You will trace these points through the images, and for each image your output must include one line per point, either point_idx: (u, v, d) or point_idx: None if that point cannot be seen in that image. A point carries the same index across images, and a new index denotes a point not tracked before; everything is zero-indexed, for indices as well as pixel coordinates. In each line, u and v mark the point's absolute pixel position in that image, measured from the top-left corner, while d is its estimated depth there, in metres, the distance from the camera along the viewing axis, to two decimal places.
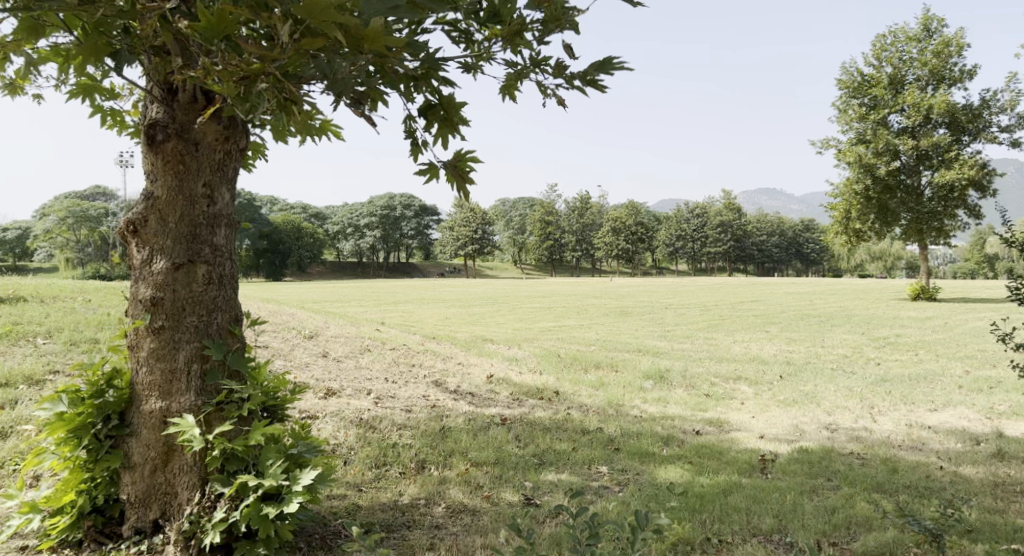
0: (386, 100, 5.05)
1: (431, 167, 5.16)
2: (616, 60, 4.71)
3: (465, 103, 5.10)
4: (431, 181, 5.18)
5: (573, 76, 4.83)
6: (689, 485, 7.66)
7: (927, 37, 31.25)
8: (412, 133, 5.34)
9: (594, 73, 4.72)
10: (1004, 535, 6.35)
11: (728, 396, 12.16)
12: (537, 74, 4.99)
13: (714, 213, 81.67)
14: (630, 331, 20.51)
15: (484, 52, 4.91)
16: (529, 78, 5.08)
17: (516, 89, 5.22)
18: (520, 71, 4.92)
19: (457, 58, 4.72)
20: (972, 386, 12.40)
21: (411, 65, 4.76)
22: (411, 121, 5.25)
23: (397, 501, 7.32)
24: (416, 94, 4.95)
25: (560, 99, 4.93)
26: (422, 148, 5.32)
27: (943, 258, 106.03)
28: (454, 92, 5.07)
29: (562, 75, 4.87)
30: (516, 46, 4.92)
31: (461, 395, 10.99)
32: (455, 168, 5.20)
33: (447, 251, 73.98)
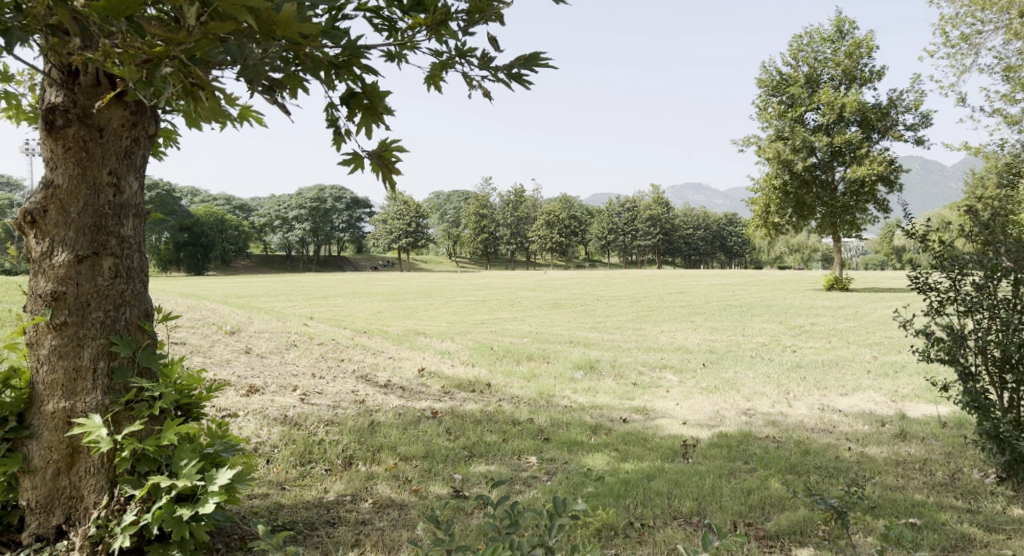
0: (306, 87, 4.94)
1: (356, 156, 5.05)
2: (543, 54, 4.72)
3: (389, 92, 5.01)
4: (354, 171, 5.08)
5: (498, 68, 4.83)
6: (614, 472, 7.76)
7: (840, 39, 32.45)
8: (335, 122, 5.23)
9: (518, 67, 4.73)
10: (904, 510, 6.63)
11: (654, 384, 12.37)
12: (463, 65, 4.96)
13: (644, 207, 82.97)
14: (562, 323, 20.65)
15: (407, 40, 4.84)
16: (454, 69, 5.05)
17: (441, 78, 5.16)
18: (443, 61, 4.90)
19: (380, 46, 4.63)
20: (879, 371, 12.97)
21: (332, 51, 4.64)
22: (333, 110, 5.12)
23: (323, 498, 7.20)
24: (337, 82, 4.85)
25: (486, 90, 4.92)
26: (345, 137, 5.22)
27: (855, 252, 110.79)
28: (378, 80, 4.97)
29: (488, 67, 4.86)
30: (441, 36, 4.87)
31: (390, 390, 10.86)
32: (380, 160, 5.12)
33: (379, 246, 73.20)
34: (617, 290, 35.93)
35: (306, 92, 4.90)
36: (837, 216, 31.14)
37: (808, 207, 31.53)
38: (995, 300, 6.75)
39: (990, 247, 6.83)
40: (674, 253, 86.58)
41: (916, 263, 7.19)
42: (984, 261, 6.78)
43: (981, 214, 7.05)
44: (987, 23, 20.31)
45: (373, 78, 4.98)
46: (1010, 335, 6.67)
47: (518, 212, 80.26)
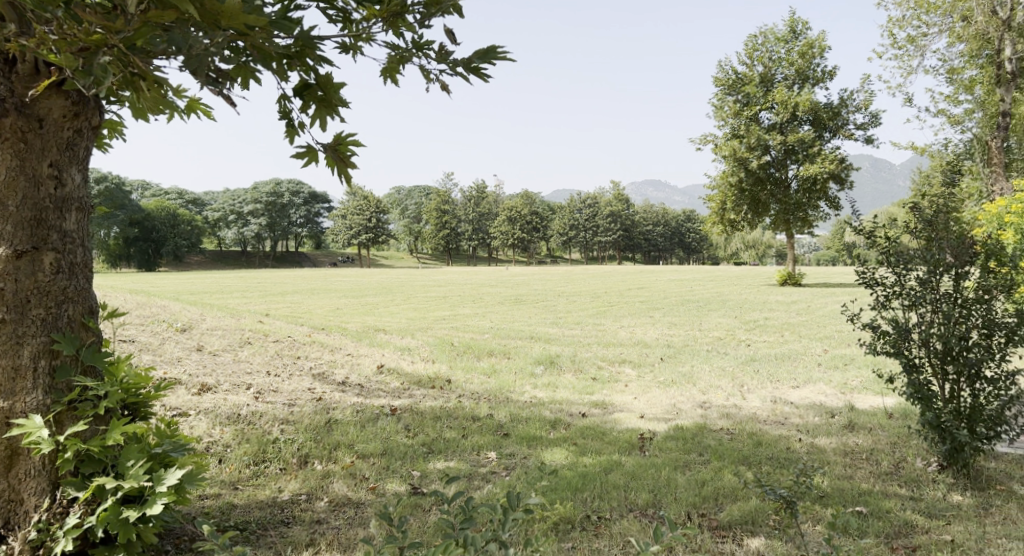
0: (258, 78, 4.84)
1: (310, 149, 4.96)
2: (500, 49, 4.69)
3: (343, 83, 4.93)
4: (309, 164, 5.00)
5: (455, 61, 4.79)
6: (572, 465, 7.78)
7: (793, 39, 32.96)
8: (288, 114, 5.13)
9: (475, 61, 4.71)
10: (851, 499, 6.76)
11: (613, 378, 12.44)
12: (419, 58, 4.92)
13: (605, 203, 83.56)
14: (522, 318, 20.65)
15: (362, 32, 4.78)
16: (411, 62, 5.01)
17: (397, 70, 5.09)
18: (400, 54, 4.85)
19: (334, 37, 4.55)
20: (830, 364, 13.22)
21: (284, 42, 4.55)
22: (286, 102, 5.03)
23: (277, 497, 7.10)
24: (290, 73, 4.76)
25: (443, 83, 4.90)
26: (298, 129, 5.12)
27: (807, 248, 112.92)
28: (332, 71, 4.89)
29: (445, 60, 4.83)
30: (397, 28, 4.83)
31: (348, 387, 10.74)
32: (336, 153, 5.03)
33: (338, 242, 72.43)
34: (577, 285, 36.07)
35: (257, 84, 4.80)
36: (790, 212, 31.68)
37: (763, 204, 31.98)
38: (938, 295, 6.94)
39: (933, 243, 7.01)
40: (635, 248, 87.30)
41: (863, 258, 7.35)
42: (926, 257, 6.97)
43: (924, 210, 7.22)
44: (932, 26, 20.83)
45: (327, 69, 4.90)
46: (952, 328, 6.84)
47: (479, 208, 80.11)
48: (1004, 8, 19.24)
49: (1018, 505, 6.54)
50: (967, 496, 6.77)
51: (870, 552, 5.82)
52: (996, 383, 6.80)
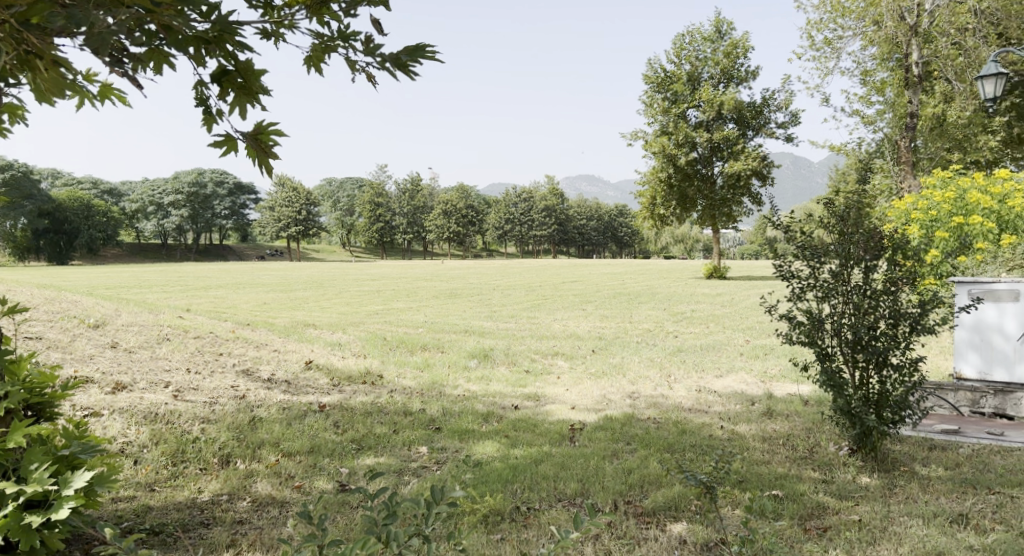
0: (173, 63, 4.64)
1: (228, 138, 4.77)
2: (429, 46, 4.61)
3: (264, 71, 4.76)
4: (227, 153, 4.81)
5: (381, 55, 4.69)
6: (504, 458, 7.76)
7: (718, 39, 33.62)
8: (205, 101, 4.93)
9: (402, 55, 4.63)
10: (769, 483, 6.92)
11: (546, 371, 12.49)
12: (345, 49, 4.79)
13: (540, 198, 83.96)
14: (456, 312, 20.55)
15: (286, 20, 4.64)
16: (336, 52, 4.88)
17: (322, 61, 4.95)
18: (324, 44, 4.74)
19: (254, 23, 4.40)
20: (751, 353, 13.58)
21: (199, 26, 4.37)
22: (203, 88, 4.83)
23: (196, 499, 6.87)
24: (208, 59, 4.56)
25: (370, 75, 4.79)
26: (216, 117, 4.93)
27: (732, 241, 115.98)
28: (252, 58, 4.72)
29: (372, 53, 4.73)
30: (322, 17, 4.70)
31: (274, 384, 10.47)
32: (256, 143, 4.85)
33: (266, 235, 70.82)
34: (511, 279, 36.08)
35: (171, 69, 4.60)
36: (716, 208, 32.56)
37: (690, 200, 32.60)
38: (849, 287, 7.17)
39: (845, 238, 7.25)
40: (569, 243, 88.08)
41: (779, 252, 7.53)
42: (839, 251, 7.19)
43: (837, 206, 7.46)
44: (846, 30, 21.54)
45: (246, 55, 4.73)
46: (861, 318, 7.08)
47: (412, 201, 79.46)
48: (912, 14, 20.14)
49: (920, 485, 6.80)
50: (874, 478, 7.01)
51: (785, 535, 5.98)
52: (902, 370, 7.05)
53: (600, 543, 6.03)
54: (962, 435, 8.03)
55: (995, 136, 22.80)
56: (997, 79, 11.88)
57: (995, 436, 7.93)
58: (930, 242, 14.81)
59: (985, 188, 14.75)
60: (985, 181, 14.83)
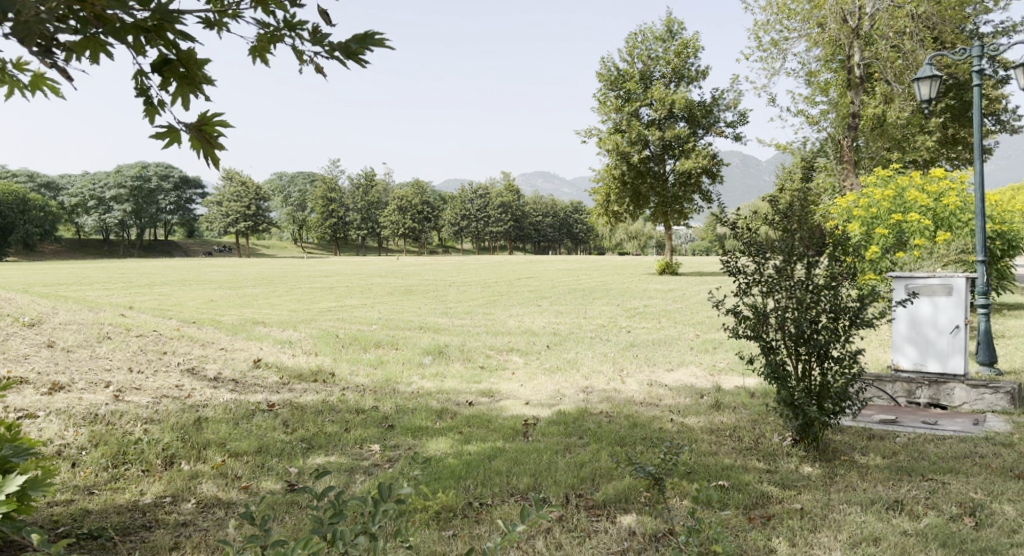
0: (111, 54, 4.52)
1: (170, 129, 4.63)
2: (378, 34, 4.56)
3: (208, 60, 4.65)
4: (170, 144, 4.69)
5: (329, 44, 4.62)
6: (456, 454, 7.73)
7: (669, 38, 33.93)
8: (146, 92, 4.80)
9: (351, 44, 4.57)
10: (717, 474, 7.02)
11: (500, 366, 12.49)
12: (292, 38, 4.72)
13: (496, 194, 83.80)
14: (410, 309, 20.43)
15: (231, 9, 4.55)
16: (283, 43, 4.80)
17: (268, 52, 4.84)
18: (271, 34, 4.66)
19: (197, 10, 4.30)
20: (701, 347, 13.78)
21: (139, 14, 4.25)
22: (144, 78, 4.70)
23: (138, 501, 6.71)
24: (149, 49, 4.44)
25: (318, 66, 4.73)
26: (158, 108, 4.80)
27: (684, 238, 117.23)
28: (195, 47, 4.61)
29: (320, 43, 4.65)
30: (268, 6, 4.62)
31: (220, 383, 10.26)
32: (200, 134, 4.71)
33: (213, 230, 69.38)
34: (465, 275, 35.99)
35: (109, 58, 4.47)
36: (668, 205, 32.98)
37: (643, 197, 32.94)
38: (793, 282, 7.29)
39: (789, 235, 7.37)
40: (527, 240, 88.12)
41: (726, 248, 7.61)
42: (783, 247, 7.32)
43: (781, 204, 7.58)
44: (792, 31, 21.97)
45: (188, 45, 4.61)
46: (804, 312, 7.21)
47: (366, 196, 78.68)
48: (853, 17, 20.79)
49: (859, 473, 6.96)
50: (816, 467, 7.16)
51: (731, 524, 6.07)
52: (843, 362, 7.20)
53: (551, 536, 6.05)
54: (898, 425, 8.26)
55: (930, 137, 23.63)
56: (932, 81, 12.21)
57: (930, 426, 8.16)
58: (870, 239, 15.21)
59: (921, 187, 15.18)
60: (921, 180, 15.25)
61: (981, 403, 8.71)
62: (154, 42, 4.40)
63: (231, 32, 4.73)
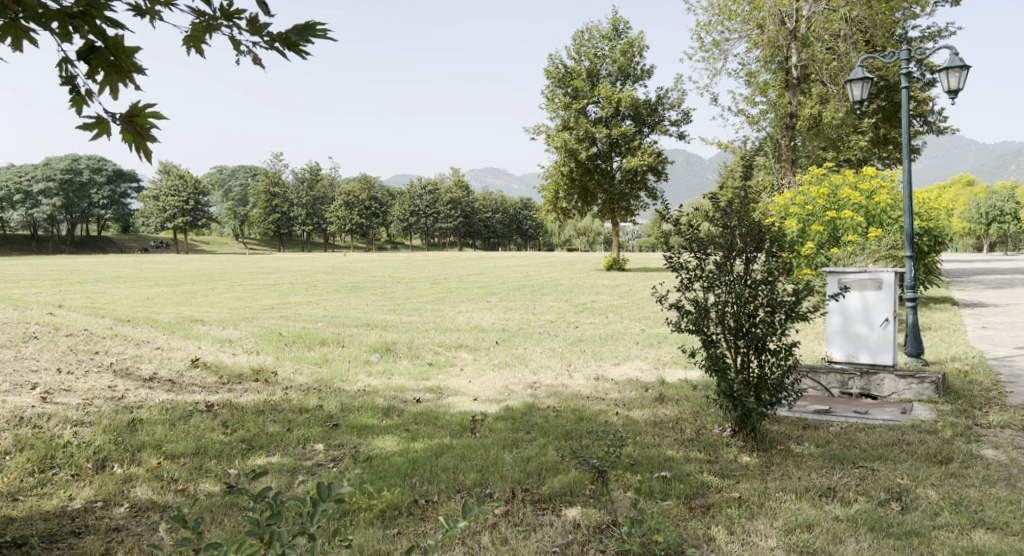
0: (35, 41, 4.36)
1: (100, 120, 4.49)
2: (319, 24, 4.48)
3: (137, 48, 4.52)
4: (98, 135, 4.55)
5: (269, 34, 4.53)
6: (403, 451, 7.68)
7: (616, 37, 34.17)
8: (72, 80, 4.64)
9: (290, 36, 4.50)
10: (660, 465, 7.12)
11: (449, 363, 12.43)
12: (228, 27, 4.61)
13: (445, 190, 83.35)
14: (358, 306, 20.21)
15: None
16: (218, 32, 4.70)
17: (203, 42, 4.72)
18: (206, 23, 4.55)
19: None
20: (646, 342, 13.94)
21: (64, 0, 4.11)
22: (70, 66, 4.54)
23: (67, 507, 6.50)
24: (76, 37, 4.30)
25: (256, 56, 4.64)
26: (86, 98, 4.64)
27: (633, 235, 118.72)
28: (124, 35, 4.47)
29: (257, 33, 4.56)
30: None
31: (156, 384, 10.00)
32: (132, 126, 4.56)
33: (150, 226, 67.44)
34: (413, 272, 35.75)
35: (32, 46, 4.32)
36: (615, 202, 33.29)
37: (590, 194, 33.19)
38: (732, 277, 7.43)
39: (728, 231, 7.50)
40: (475, 236, 88.06)
41: (670, 244, 7.71)
42: (723, 243, 7.44)
43: (722, 201, 7.70)
44: (733, 32, 22.36)
45: (117, 32, 4.47)
46: (742, 306, 7.34)
47: (312, 191, 77.58)
48: (791, 20, 21.30)
49: (794, 462, 7.13)
50: (753, 457, 7.31)
51: (672, 514, 6.16)
52: (779, 354, 7.36)
53: (497, 531, 6.07)
54: (832, 415, 8.48)
55: (863, 137, 24.36)
56: (863, 83, 12.52)
57: (861, 415, 8.40)
58: (806, 236, 15.59)
59: (854, 185, 15.62)
60: (854, 178, 15.68)
61: (909, 393, 8.99)
62: (81, 29, 4.25)
63: (163, 20, 4.60)
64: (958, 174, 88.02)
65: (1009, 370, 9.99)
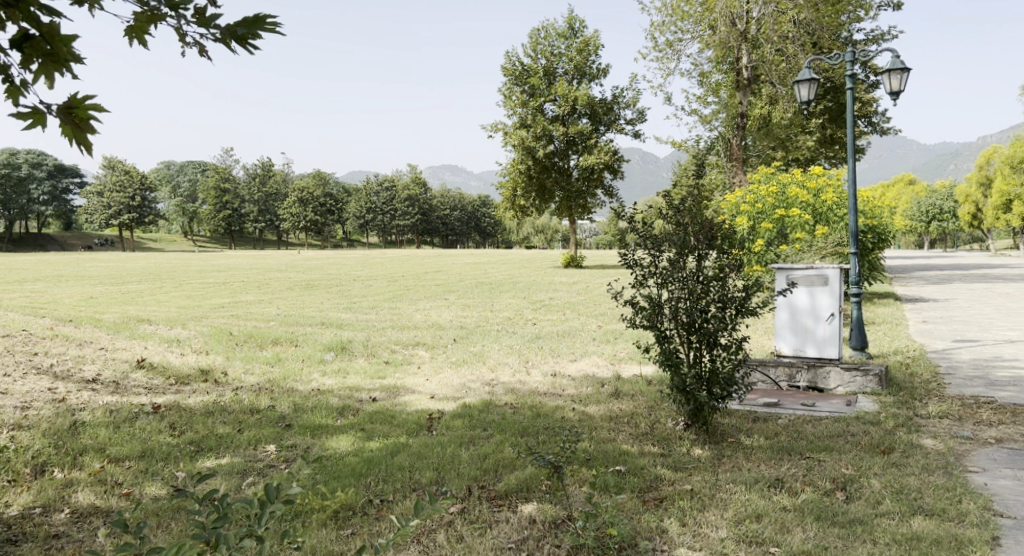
0: None
1: (35, 112, 4.34)
2: (269, 18, 4.39)
3: (74, 36, 4.37)
4: (34, 127, 4.40)
5: (217, 26, 4.42)
6: (358, 451, 7.59)
7: (572, 35, 34.29)
8: (7, 70, 4.48)
9: (236, 27, 4.40)
10: (615, 459, 7.16)
11: (405, 361, 12.35)
12: (174, 18, 4.49)
13: (402, 187, 82.80)
14: (313, 304, 19.98)
15: None
16: (162, 23, 4.57)
17: (146, 33, 4.57)
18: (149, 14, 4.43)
19: None
20: (602, 338, 14.03)
21: None
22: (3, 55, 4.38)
23: (3, 514, 6.30)
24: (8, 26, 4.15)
25: (202, 48, 4.53)
26: (21, 88, 4.48)
27: (590, 232, 119.80)
28: (62, 23, 4.33)
29: (204, 24, 4.45)
30: None
31: (99, 385, 9.74)
32: (71, 118, 4.42)
33: (95, 223, 65.73)
34: (370, 269, 35.43)
35: None
36: (572, 199, 33.43)
37: (548, 192, 33.28)
38: (684, 274, 7.50)
39: (681, 228, 7.58)
40: (432, 233, 87.69)
41: (624, 241, 7.76)
42: (675, 241, 7.52)
43: (675, 198, 7.77)
44: (685, 33, 22.64)
45: (52, 19, 4.32)
46: (695, 302, 7.42)
47: (263, 187, 76.53)
48: (741, 21, 21.65)
49: (744, 454, 7.24)
50: (705, 449, 7.40)
51: (626, 507, 6.20)
52: (730, 349, 7.45)
53: (453, 529, 6.04)
54: (780, 407, 8.62)
55: (811, 136, 24.85)
56: (810, 83, 12.74)
57: (808, 407, 8.56)
58: (756, 233, 15.86)
59: (802, 183, 15.94)
60: (802, 177, 16.01)
61: (853, 385, 9.20)
62: (14, 16, 4.11)
63: (104, 10, 4.45)
64: (901, 173, 90.23)
65: (948, 363, 10.28)
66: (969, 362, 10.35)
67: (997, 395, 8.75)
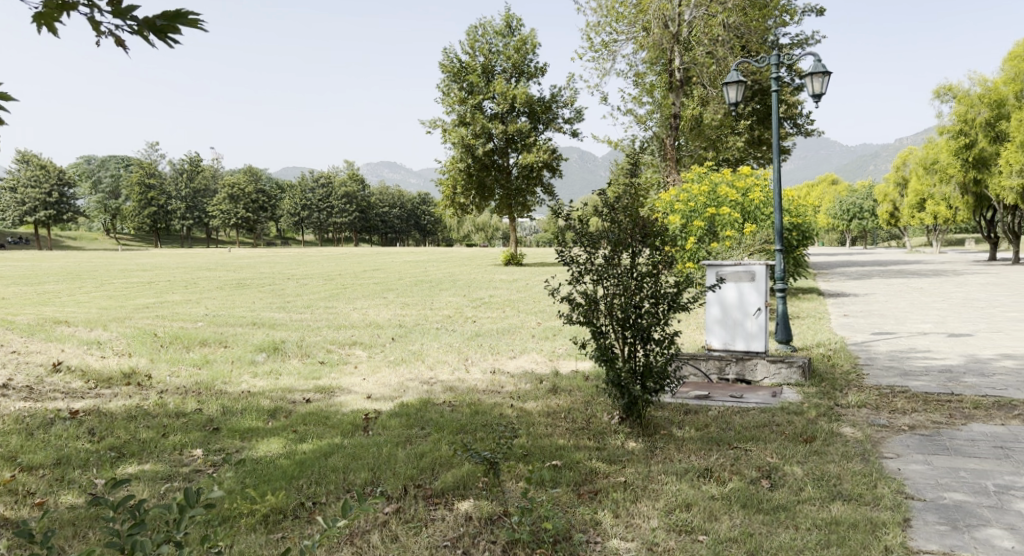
0: None
1: None
2: (189, 10, 4.34)
3: None
4: None
5: (133, 18, 4.33)
6: (290, 453, 7.50)
7: (509, 33, 34.36)
8: None
9: (154, 19, 4.32)
10: (550, 455, 7.24)
11: (341, 361, 12.24)
12: (87, 7, 4.37)
13: (340, 183, 81.69)
14: (247, 304, 19.58)
15: None
16: (76, 13, 4.45)
17: (57, 21, 4.44)
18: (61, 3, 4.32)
19: None
20: (541, 335, 14.14)
21: None
22: None
23: None
24: None
25: (118, 39, 4.42)
26: None
27: (529, 229, 120.26)
28: None
29: (121, 16, 4.35)
30: None
31: (12, 391, 9.38)
32: None
33: (11, 221, 62.93)
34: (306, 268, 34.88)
35: None
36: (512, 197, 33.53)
37: (488, 190, 33.27)
38: (619, 271, 7.64)
39: (616, 226, 7.71)
40: (370, 230, 86.71)
41: (562, 240, 7.84)
42: (611, 237, 7.64)
43: (610, 196, 7.88)
44: (620, 34, 22.95)
45: None
46: (629, 298, 7.56)
47: (191, 183, 74.53)
48: (673, 23, 22.04)
49: (676, 445, 7.41)
50: (639, 442, 7.55)
51: (561, 501, 6.29)
52: (662, 343, 7.64)
53: (388, 529, 6.04)
54: (711, 400, 8.84)
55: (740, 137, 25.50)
56: (739, 85, 13.05)
57: (736, 399, 8.80)
58: (688, 230, 16.18)
59: (731, 182, 16.34)
60: (731, 176, 16.45)
61: (778, 377, 9.51)
62: None
63: None
64: (825, 174, 93.26)
65: (868, 355, 10.69)
66: (886, 353, 10.78)
67: (911, 384, 9.15)
